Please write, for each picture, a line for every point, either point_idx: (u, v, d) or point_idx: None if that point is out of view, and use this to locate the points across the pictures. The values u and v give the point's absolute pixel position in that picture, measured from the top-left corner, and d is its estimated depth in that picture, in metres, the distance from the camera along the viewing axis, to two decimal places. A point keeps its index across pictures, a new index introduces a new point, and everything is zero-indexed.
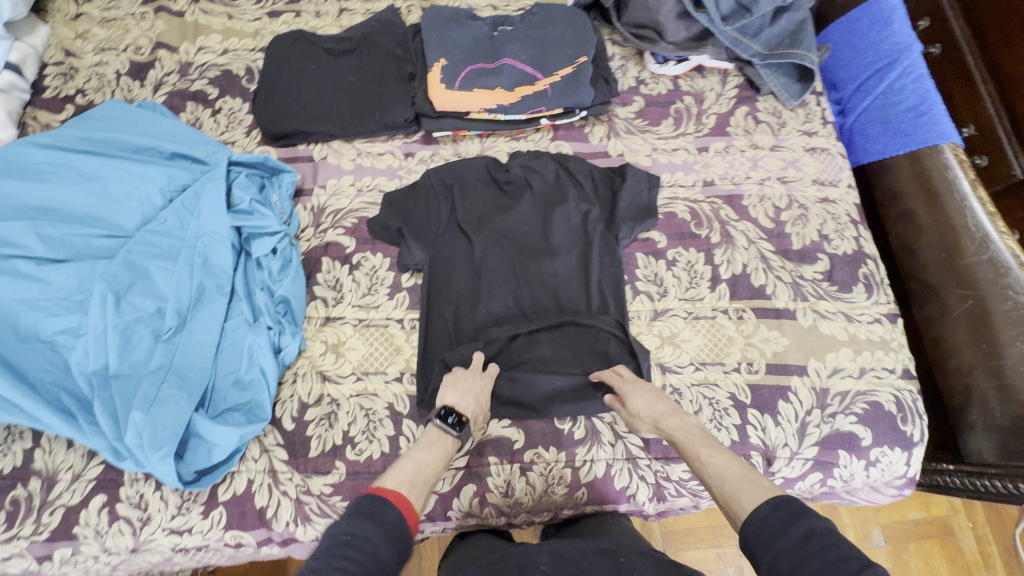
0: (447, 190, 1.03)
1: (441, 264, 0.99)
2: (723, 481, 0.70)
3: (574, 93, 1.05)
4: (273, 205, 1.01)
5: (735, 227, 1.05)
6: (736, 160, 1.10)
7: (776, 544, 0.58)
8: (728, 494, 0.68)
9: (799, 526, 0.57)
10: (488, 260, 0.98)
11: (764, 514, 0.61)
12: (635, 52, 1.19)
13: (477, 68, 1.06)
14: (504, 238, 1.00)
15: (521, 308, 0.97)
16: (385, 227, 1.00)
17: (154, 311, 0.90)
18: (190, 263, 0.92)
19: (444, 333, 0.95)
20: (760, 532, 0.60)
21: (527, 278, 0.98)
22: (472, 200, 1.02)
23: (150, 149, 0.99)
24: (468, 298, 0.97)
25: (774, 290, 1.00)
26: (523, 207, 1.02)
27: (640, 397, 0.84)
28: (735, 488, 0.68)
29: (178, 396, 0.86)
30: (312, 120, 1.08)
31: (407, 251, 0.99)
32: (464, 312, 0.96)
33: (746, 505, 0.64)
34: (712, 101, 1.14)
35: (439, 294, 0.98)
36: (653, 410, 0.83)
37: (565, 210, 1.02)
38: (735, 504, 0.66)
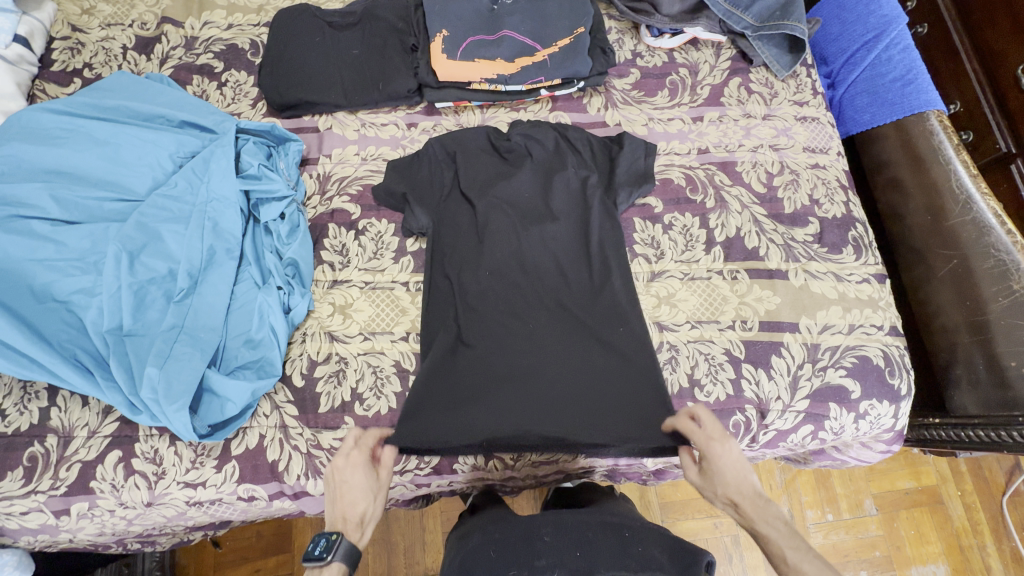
0: (448, 159, 1.06)
1: (445, 230, 1.01)
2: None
3: (573, 63, 1.08)
4: (280, 171, 1.04)
5: (729, 192, 1.08)
6: (730, 129, 1.13)
7: None
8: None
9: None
10: (491, 225, 1.01)
11: None
12: (631, 25, 1.22)
13: (478, 39, 1.09)
14: (506, 205, 1.03)
15: (524, 271, 0.99)
16: (388, 193, 1.03)
17: (166, 273, 0.93)
18: (200, 226, 0.95)
19: (448, 294, 0.98)
20: None
21: (529, 241, 1.01)
22: (473, 170, 1.05)
23: (159, 118, 1.01)
24: (471, 261, 0.99)
25: (766, 252, 1.04)
26: (524, 175, 1.05)
27: (729, 465, 0.77)
28: None
29: (192, 354, 0.90)
30: (316, 90, 1.10)
31: (409, 217, 1.02)
32: (468, 274, 0.98)
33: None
34: (706, 73, 1.18)
35: (442, 258, 1.00)
36: (736, 489, 0.77)
37: (565, 177, 1.05)
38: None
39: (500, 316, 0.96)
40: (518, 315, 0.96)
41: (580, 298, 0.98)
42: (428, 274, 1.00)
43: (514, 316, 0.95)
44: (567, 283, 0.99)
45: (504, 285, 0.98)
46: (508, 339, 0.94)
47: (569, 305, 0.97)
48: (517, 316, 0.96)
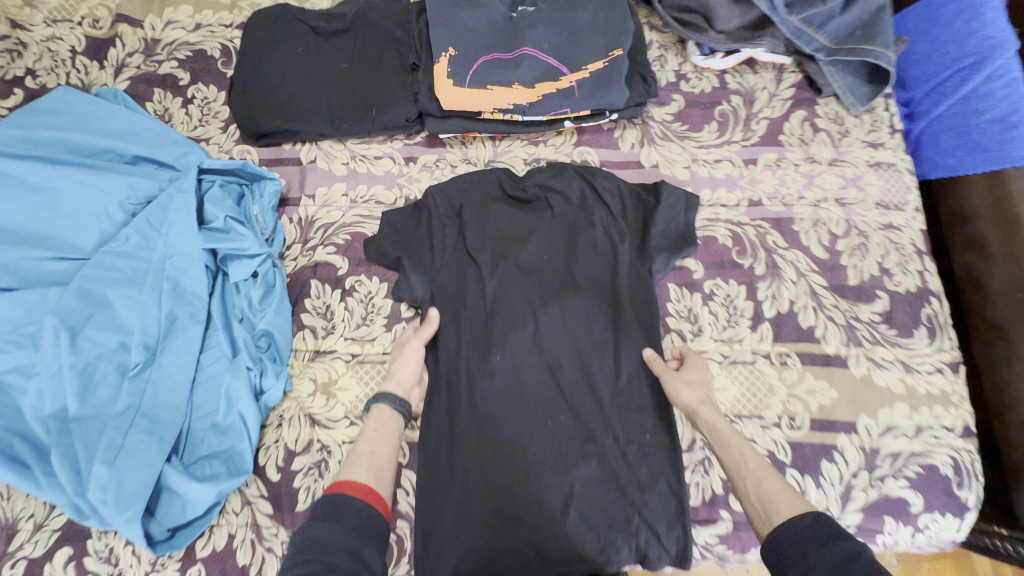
0: (454, 213, 0.89)
1: (449, 302, 0.86)
2: (760, 478, 0.68)
3: (606, 94, 0.89)
4: (253, 219, 0.87)
5: (783, 257, 0.91)
6: (789, 177, 0.94)
7: (815, 555, 0.57)
8: (764, 496, 0.66)
9: (833, 548, 0.56)
10: (504, 299, 0.87)
11: (801, 525, 0.60)
12: (676, 39, 1.02)
13: (492, 60, 0.90)
14: (521, 273, 0.88)
15: (542, 357, 0.86)
16: (380, 253, 0.87)
17: (118, 346, 0.80)
18: (157, 289, 0.81)
19: (452, 378, 0.84)
20: (790, 535, 0.60)
21: (547, 320, 0.86)
22: (484, 229, 0.89)
23: (108, 152, 0.85)
24: (479, 340, 0.85)
25: (824, 332, 0.88)
26: (543, 237, 0.89)
27: (698, 372, 0.81)
28: (775, 492, 0.66)
29: (148, 445, 0.77)
30: (297, 116, 0.92)
31: (407, 287, 0.86)
32: (475, 356, 0.85)
33: (783, 511, 0.63)
34: (764, 103, 0.98)
35: (445, 337, 0.85)
36: (698, 395, 0.79)
37: (593, 241, 0.89)
38: (771, 508, 0.65)
39: (512, 412, 0.84)
40: (531, 406, 0.84)
41: (605, 393, 0.85)
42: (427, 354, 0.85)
43: (527, 408, 0.84)
44: (589, 370, 0.85)
45: (517, 371, 0.85)
46: (520, 436, 0.83)
47: (589, 396, 0.85)
48: (532, 413, 0.84)
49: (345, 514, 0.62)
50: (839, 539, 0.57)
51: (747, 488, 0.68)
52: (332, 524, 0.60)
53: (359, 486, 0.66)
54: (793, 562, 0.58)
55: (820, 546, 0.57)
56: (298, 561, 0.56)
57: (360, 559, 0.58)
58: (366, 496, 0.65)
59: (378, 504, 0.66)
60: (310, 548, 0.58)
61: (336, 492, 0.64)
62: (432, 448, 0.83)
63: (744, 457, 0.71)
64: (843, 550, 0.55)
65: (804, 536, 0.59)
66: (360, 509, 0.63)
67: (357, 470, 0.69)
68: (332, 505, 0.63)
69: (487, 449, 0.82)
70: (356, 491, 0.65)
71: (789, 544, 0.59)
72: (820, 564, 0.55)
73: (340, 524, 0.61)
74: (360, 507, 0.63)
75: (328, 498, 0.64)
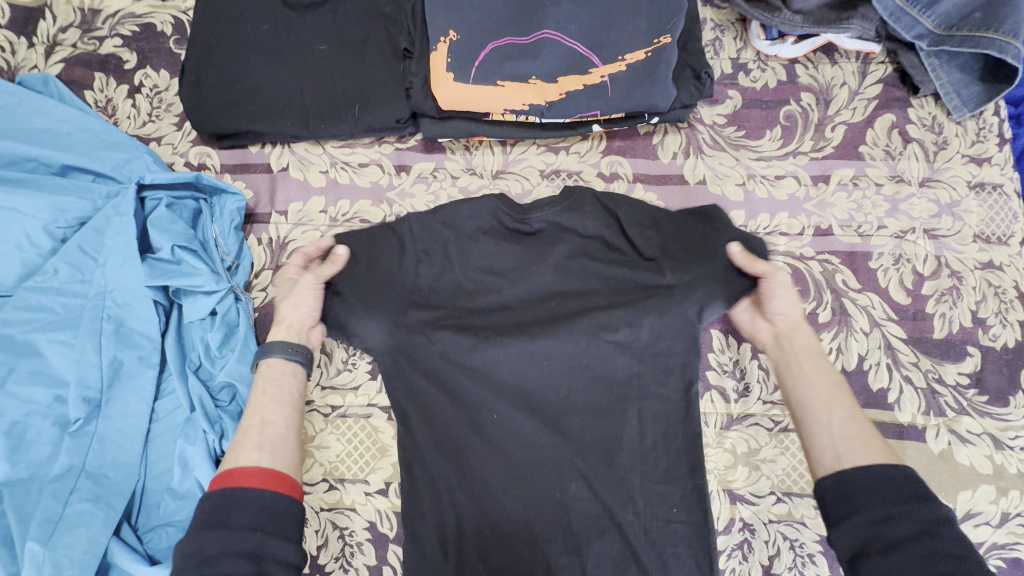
0: (439, 244, 0.71)
1: (430, 352, 0.69)
2: (847, 417, 0.58)
3: (647, 93, 0.70)
4: (211, 245, 0.73)
5: (854, 301, 0.74)
6: (867, 200, 0.76)
7: (898, 507, 0.49)
8: (846, 435, 0.56)
9: (921, 510, 0.48)
10: (499, 344, 0.69)
11: (886, 475, 0.51)
12: (735, 17, 0.82)
13: (505, 46, 0.71)
14: (520, 314, 0.71)
15: (547, 413, 0.69)
16: (350, 289, 0.71)
17: (52, 401, 0.67)
18: (95, 332, 0.68)
19: (434, 437, 0.68)
20: (869, 480, 0.51)
21: (557, 367, 0.69)
22: (476, 259, 0.72)
23: (29, 161, 0.70)
24: (470, 391, 0.69)
25: (898, 397, 0.72)
26: (551, 269, 0.72)
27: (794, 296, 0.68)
28: (857, 432, 0.56)
29: (92, 516, 0.65)
30: (264, 113, 0.75)
31: (379, 340, 0.69)
32: (466, 411, 0.69)
33: (866, 456, 0.53)
34: (842, 103, 0.79)
35: (429, 393, 0.69)
36: (791, 319, 0.67)
37: (614, 274, 0.71)
38: (847, 447, 0.55)
39: (512, 479, 0.67)
40: (535, 471, 0.68)
41: (627, 455, 0.68)
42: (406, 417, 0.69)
43: (529, 474, 0.68)
44: (606, 430, 0.69)
45: (517, 428, 0.68)
46: (520, 508, 0.67)
47: (608, 463, 0.68)
48: (536, 481, 0.68)
49: (236, 514, 0.52)
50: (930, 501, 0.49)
51: (825, 421, 0.59)
52: (217, 529, 0.51)
53: (251, 473, 0.55)
54: (864, 505, 0.50)
55: (903, 502, 0.49)
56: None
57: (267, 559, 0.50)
58: (264, 484, 0.55)
59: (284, 488, 0.56)
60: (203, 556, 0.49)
61: (225, 487, 0.54)
62: (417, 522, 0.68)
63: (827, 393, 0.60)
64: (929, 514, 0.48)
65: (888, 487, 0.50)
66: (257, 496, 0.53)
67: (252, 453, 0.58)
68: (220, 507, 0.53)
69: (481, 522, 0.67)
70: (248, 478, 0.55)
71: (863, 487, 0.51)
72: (903, 524, 0.48)
73: (232, 525, 0.51)
74: (253, 499, 0.53)
75: (216, 494, 0.54)
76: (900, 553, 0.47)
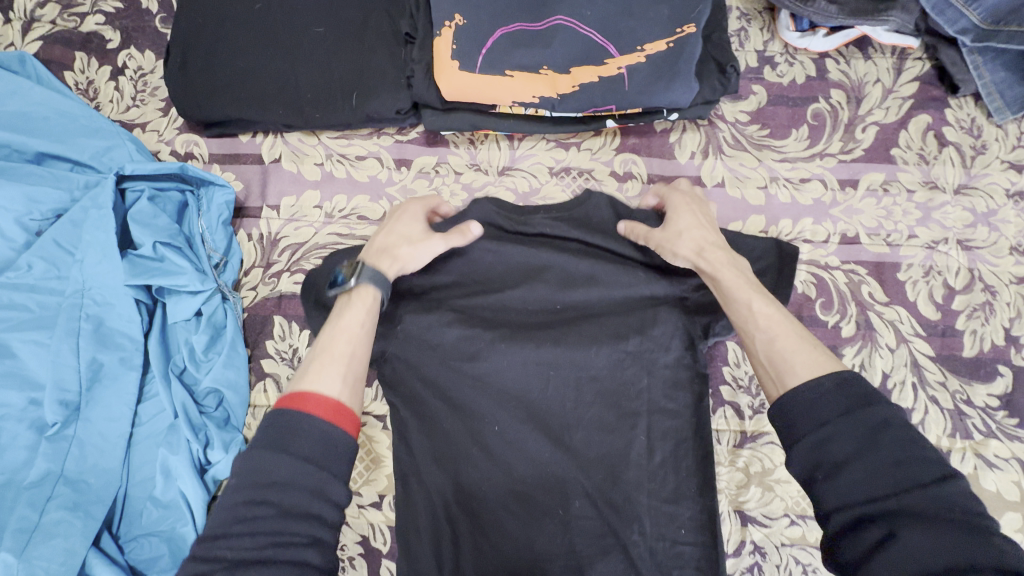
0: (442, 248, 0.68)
1: (428, 360, 0.65)
2: (772, 336, 0.51)
3: (668, 87, 0.65)
4: (198, 241, 0.69)
5: (880, 315, 0.70)
6: (898, 207, 0.72)
7: (839, 423, 0.41)
8: (776, 355, 0.49)
9: (865, 414, 0.41)
10: (502, 352, 0.65)
11: (824, 386, 0.43)
12: (762, 6, 0.76)
13: (514, 32, 0.66)
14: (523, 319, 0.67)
15: (552, 427, 0.64)
16: None
17: (27, 404, 0.63)
18: (73, 332, 0.64)
19: (432, 447, 0.63)
20: (807, 401, 0.43)
21: (564, 377, 0.65)
22: (479, 262, 0.68)
23: (2, 147, 0.66)
24: (471, 401, 0.64)
25: (923, 418, 0.68)
26: (557, 272, 0.68)
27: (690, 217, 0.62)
28: (789, 346, 0.49)
29: (70, 525, 0.61)
30: (254, 101, 0.70)
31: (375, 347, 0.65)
32: (464, 421, 0.64)
33: (798, 374, 0.46)
34: (875, 101, 0.73)
35: (426, 405, 0.64)
36: (703, 239, 0.60)
37: (624, 282, 0.67)
38: (784, 367, 0.48)
39: (512, 496, 0.62)
40: (537, 487, 0.63)
41: (636, 473, 0.63)
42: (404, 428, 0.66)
43: (531, 490, 0.63)
44: (615, 446, 0.64)
45: (519, 441, 0.63)
46: (520, 526, 0.62)
47: (616, 481, 0.63)
48: (539, 499, 0.62)
49: (297, 439, 0.43)
50: (875, 402, 0.42)
51: (754, 347, 0.52)
52: (283, 452, 0.42)
53: (320, 401, 0.46)
54: (807, 428, 0.42)
55: (845, 414, 0.42)
56: (238, 504, 0.41)
57: (324, 501, 0.42)
58: (336, 416, 0.46)
59: (352, 428, 0.47)
60: (263, 485, 0.41)
61: (293, 408, 0.45)
62: (413, 541, 0.63)
63: (754, 307, 0.54)
64: (874, 416, 0.41)
65: (825, 402, 0.43)
66: (323, 431, 0.44)
67: (325, 379, 0.49)
68: (279, 427, 0.44)
69: (478, 541, 0.62)
70: (316, 406, 0.46)
71: (803, 408, 0.43)
72: (843, 439, 0.41)
73: (294, 453, 0.43)
74: (318, 429, 0.44)
75: (281, 414, 0.45)
76: (849, 469, 0.40)
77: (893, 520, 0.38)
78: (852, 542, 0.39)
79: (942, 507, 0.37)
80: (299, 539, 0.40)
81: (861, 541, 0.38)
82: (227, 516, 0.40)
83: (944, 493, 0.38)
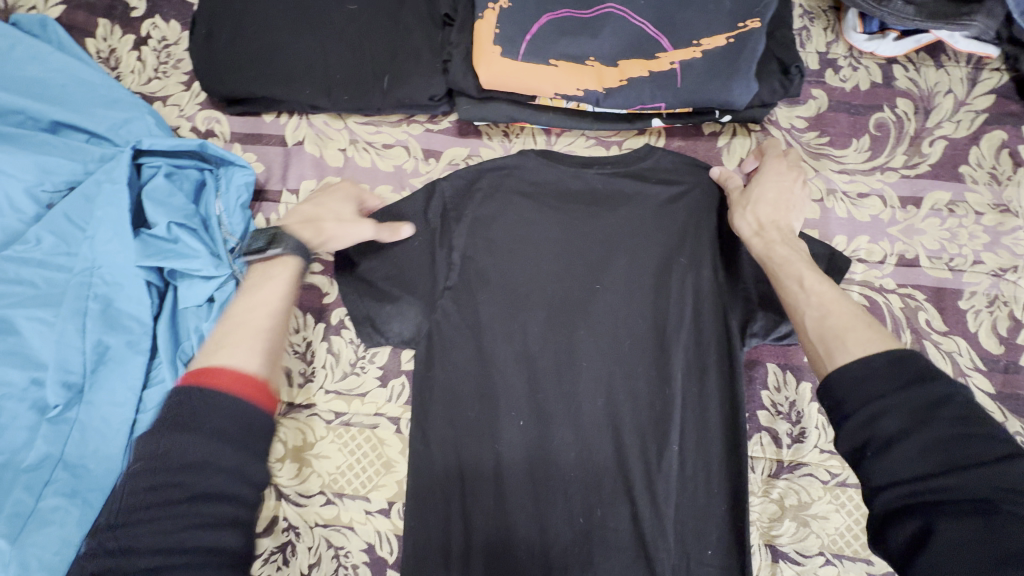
0: (478, 226, 0.64)
1: (453, 351, 0.63)
2: (825, 312, 0.49)
3: (725, 86, 0.60)
4: (214, 222, 0.65)
5: (937, 344, 0.64)
6: (964, 230, 0.66)
7: (892, 397, 0.39)
8: (828, 333, 0.47)
9: (923, 390, 0.39)
10: (531, 341, 0.63)
11: (877, 363, 0.41)
12: (827, 4, 0.71)
13: (562, 19, 0.61)
14: (552, 309, 0.63)
15: (578, 424, 0.62)
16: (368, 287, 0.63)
17: (28, 384, 0.60)
18: (80, 312, 0.61)
19: (455, 434, 0.62)
20: (857, 372, 0.41)
21: (593, 375, 0.62)
22: (512, 239, 0.65)
23: (16, 113, 0.63)
24: (497, 389, 0.62)
25: None
26: (591, 262, 0.64)
27: (772, 193, 0.60)
28: (844, 323, 0.47)
29: (66, 512, 0.59)
30: (282, 78, 0.66)
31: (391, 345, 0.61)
32: (489, 410, 0.62)
33: (850, 350, 0.44)
34: (945, 114, 0.68)
35: (447, 385, 0.62)
36: (767, 214, 0.59)
37: (662, 279, 0.63)
38: (833, 346, 0.46)
39: (533, 488, 0.61)
40: (560, 480, 0.61)
41: (661, 487, 0.61)
42: (425, 416, 0.63)
43: (555, 482, 0.61)
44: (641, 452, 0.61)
45: (546, 430, 0.62)
46: (540, 518, 0.61)
47: (642, 486, 0.61)
48: (560, 492, 0.61)
49: (207, 419, 0.38)
50: (932, 378, 0.39)
51: (804, 325, 0.50)
52: (189, 430, 0.37)
53: (226, 375, 0.40)
54: (858, 404, 0.40)
55: (900, 388, 0.39)
56: (142, 489, 0.36)
57: (247, 484, 0.38)
58: (246, 389, 0.40)
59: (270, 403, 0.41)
60: (178, 466, 0.36)
61: (195, 385, 0.39)
62: (419, 533, 0.61)
63: (808, 289, 0.52)
64: (933, 392, 0.38)
65: (877, 376, 0.40)
66: (230, 410, 0.38)
67: (238, 352, 0.43)
68: (186, 405, 0.38)
69: (494, 533, 0.60)
70: (224, 379, 0.40)
71: (854, 383, 0.41)
72: (895, 415, 0.38)
73: (208, 431, 0.37)
74: (227, 406, 0.38)
75: (185, 392, 0.39)
76: (902, 446, 0.38)
77: (938, 505, 0.36)
78: (899, 528, 0.37)
79: (993, 487, 0.35)
80: (219, 520, 0.36)
81: (906, 527, 0.36)
82: (130, 501, 0.36)
83: (1000, 474, 0.35)
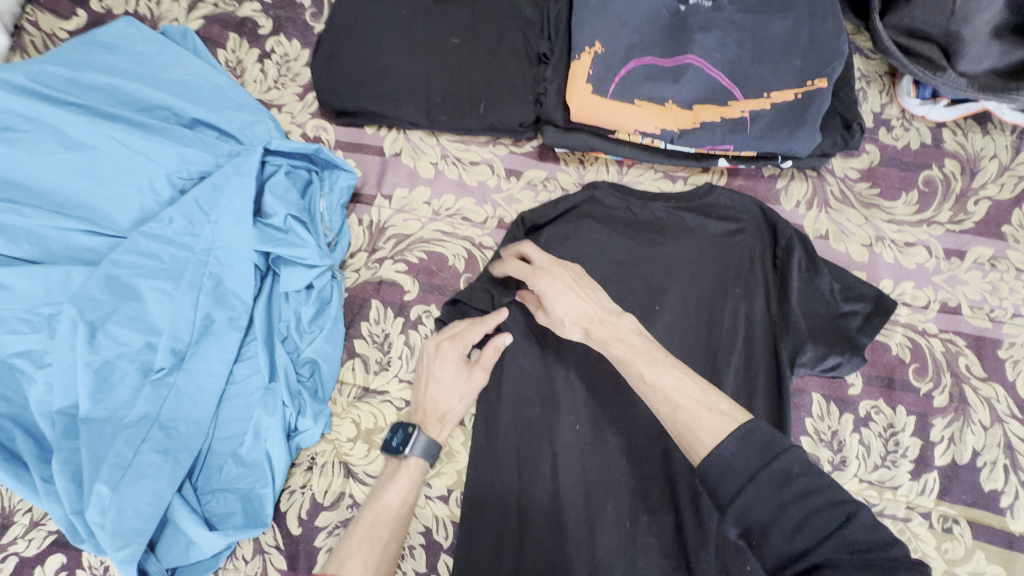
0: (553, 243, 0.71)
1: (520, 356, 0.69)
2: (672, 406, 0.52)
3: (790, 135, 0.67)
4: (318, 218, 0.74)
5: (975, 389, 0.68)
6: (1005, 284, 0.71)
7: (754, 487, 0.45)
8: (680, 427, 0.51)
9: (773, 470, 0.45)
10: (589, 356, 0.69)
11: (735, 457, 0.46)
12: (884, 70, 0.78)
13: (647, 66, 0.69)
14: None
15: (630, 434, 0.67)
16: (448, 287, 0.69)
17: (143, 347, 0.66)
18: (195, 286, 0.67)
19: (515, 434, 0.66)
20: (717, 471, 0.47)
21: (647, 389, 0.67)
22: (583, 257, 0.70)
23: (163, 109, 0.72)
24: (557, 396, 0.67)
25: (1013, 503, 0.65)
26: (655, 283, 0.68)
27: (561, 291, 0.59)
28: (691, 415, 0.51)
29: (160, 468, 0.64)
30: (391, 97, 0.75)
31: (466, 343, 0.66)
32: (547, 415, 0.67)
33: (703, 441, 0.48)
34: (989, 176, 0.74)
35: (513, 387, 0.68)
36: (583, 316, 0.58)
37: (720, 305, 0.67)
38: (689, 441, 0.50)
39: (583, 492, 0.65)
40: (609, 486, 0.65)
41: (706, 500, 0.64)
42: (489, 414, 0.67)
43: (603, 489, 0.65)
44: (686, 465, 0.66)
45: (598, 438, 0.66)
46: (589, 522, 0.64)
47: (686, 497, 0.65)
48: (608, 498, 0.65)
49: None
50: (775, 454, 0.45)
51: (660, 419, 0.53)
52: None
53: None
54: (727, 497, 0.46)
55: (756, 475, 0.45)
56: None
57: None
58: None
59: None
60: None
61: None
62: (475, 520, 0.64)
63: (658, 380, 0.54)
64: (782, 465, 0.45)
65: (735, 466, 0.46)
66: None
67: (358, 560, 0.55)
68: None
69: (545, 532, 0.64)
70: None
71: (720, 473, 0.46)
72: (761, 505, 0.44)
73: None
74: None
75: None
76: (774, 530, 0.44)
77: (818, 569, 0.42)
78: None
79: (853, 549, 0.42)
80: None
81: None
82: None
83: (853, 533, 0.42)
